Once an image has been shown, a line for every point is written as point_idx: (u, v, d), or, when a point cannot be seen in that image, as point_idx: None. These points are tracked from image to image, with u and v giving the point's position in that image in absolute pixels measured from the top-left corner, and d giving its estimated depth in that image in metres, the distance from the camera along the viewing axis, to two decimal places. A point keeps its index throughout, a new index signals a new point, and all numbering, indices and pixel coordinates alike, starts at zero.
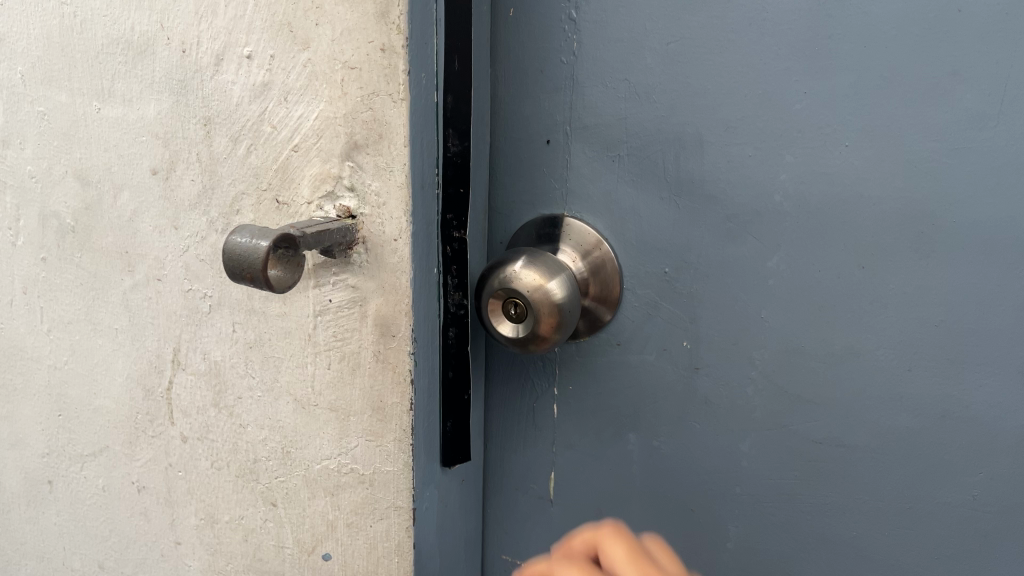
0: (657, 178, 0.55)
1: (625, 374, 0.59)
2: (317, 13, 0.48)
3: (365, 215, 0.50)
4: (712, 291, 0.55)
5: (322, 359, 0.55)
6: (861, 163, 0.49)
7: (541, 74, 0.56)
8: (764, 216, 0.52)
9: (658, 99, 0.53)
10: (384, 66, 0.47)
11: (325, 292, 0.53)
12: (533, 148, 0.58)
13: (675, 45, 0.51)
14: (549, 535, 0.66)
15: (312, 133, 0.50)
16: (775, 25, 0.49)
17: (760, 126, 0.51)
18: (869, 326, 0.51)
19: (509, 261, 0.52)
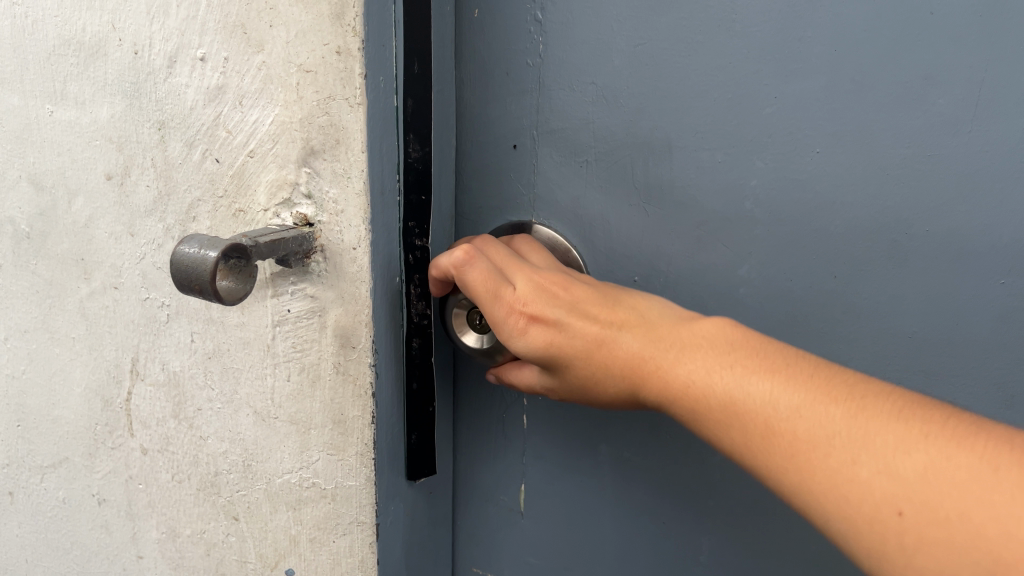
0: (625, 184, 0.53)
1: None
2: (271, 14, 0.46)
3: (323, 223, 0.49)
4: (683, 300, 0.54)
5: (282, 370, 0.53)
6: (834, 169, 0.47)
7: (508, 77, 0.55)
8: (735, 223, 0.51)
9: (625, 103, 0.52)
10: (341, 69, 0.45)
11: (284, 302, 0.51)
12: (499, 153, 0.57)
13: (643, 48, 0.50)
14: (520, 546, 0.65)
15: (267, 138, 0.48)
16: (745, 27, 0.47)
17: (730, 131, 0.49)
18: (844, 337, 0.50)
19: None
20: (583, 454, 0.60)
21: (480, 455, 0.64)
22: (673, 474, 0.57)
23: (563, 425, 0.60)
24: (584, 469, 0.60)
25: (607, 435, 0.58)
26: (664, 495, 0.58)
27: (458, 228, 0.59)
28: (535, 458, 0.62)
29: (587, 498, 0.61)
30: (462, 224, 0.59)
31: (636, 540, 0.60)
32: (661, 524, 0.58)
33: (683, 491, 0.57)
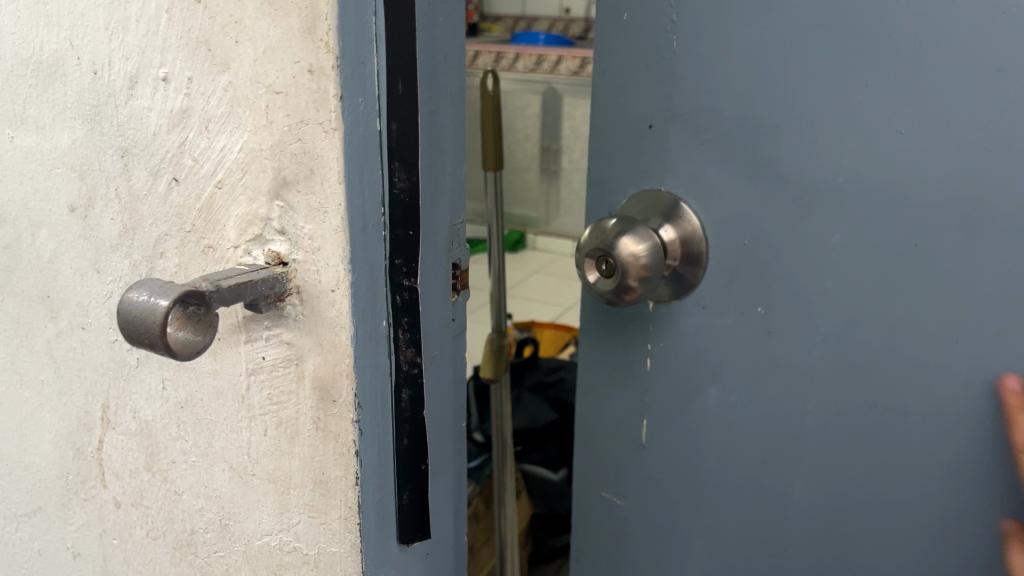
0: (737, 158, 0.57)
1: (699, 337, 0.63)
2: (236, 29, 0.41)
3: (298, 262, 0.43)
4: (783, 264, 0.57)
5: (258, 425, 0.48)
6: (913, 148, 0.50)
7: (648, 68, 0.60)
8: (826, 195, 0.54)
9: (738, 88, 0.56)
10: (313, 90, 0.40)
11: (258, 349, 0.46)
12: (637, 133, 0.62)
13: (755, 41, 0.54)
14: (627, 484, 0.73)
15: (235, 167, 0.43)
16: (841, 19, 0.51)
17: (825, 112, 0.53)
18: (927, 304, 0.53)
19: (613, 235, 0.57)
20: (694, 397, 0.65)
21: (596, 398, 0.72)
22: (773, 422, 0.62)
23: (676, 370, 0.66)
24: (693, 411, 0.66)
25: (715, 380, 0.64)
26: (764, 437, 0.63)
27: (463, 255, 0.54)
28: (656, 402, 0.68)
29: (701, 448, 0.67)
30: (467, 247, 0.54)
31: (737, 477, 0.65)
32: (765, 460, 0.64)
33: (781, 435, 0.62)
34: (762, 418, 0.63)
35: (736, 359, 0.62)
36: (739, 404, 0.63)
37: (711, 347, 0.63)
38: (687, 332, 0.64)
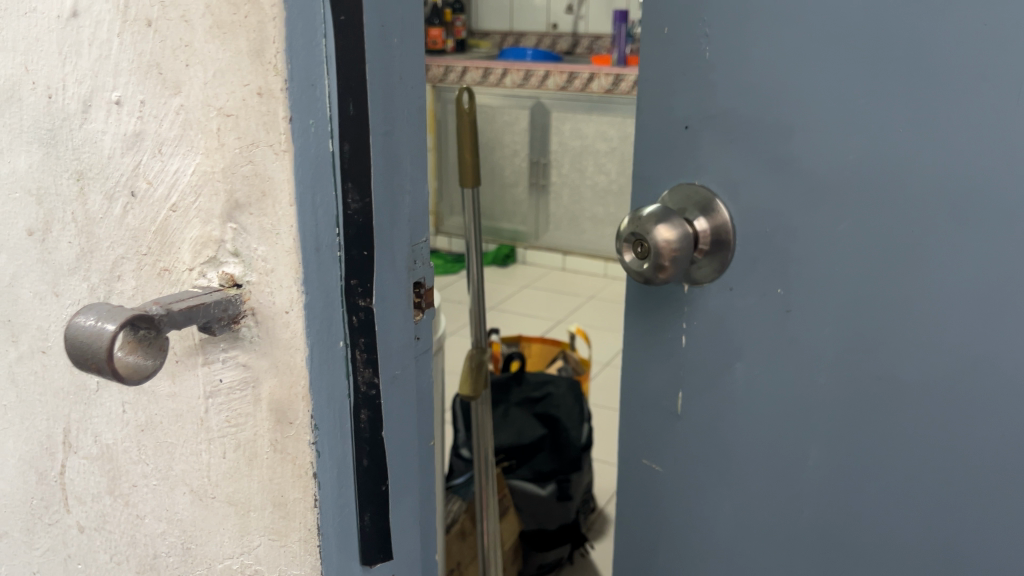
0: (759, 156, 0.68)
1: (727, 316, 0.74)
2: (186, 52, 0.41)
3: (251, 283, 0.43)
4: (798, 248, 0.68)
5: (217, 447, 0.48)
6: (901, 147, 0.62)
7: (686, 77, 0.70)
8: (832, 186, 0.65)
9: (759, 95, 0.67)
10: (263, 113, 0.40)
11: (215, 371, 0.46)
12: (675, 133, 0.72)
13: (775, 55, 0.65)
14: (666, 453, 0.83)
15: (189, 190, 0.43)
16: (840, 37, 0.62)
17: (829, 117, 0.64)
18: (917, 281, 0.64)
19: (650, 226, 0.68)
20: (724, 370, 0.76)
21: (641, 373, 0.82)
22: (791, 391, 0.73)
23: (707, 347, 0.77)
24: (723, 382, 0.77)
25: (742, 356, 0.75)
26: (783, 406, 0.74)
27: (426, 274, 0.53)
28: (692, 374, 0.78)
29: (730, 416, 0.77)
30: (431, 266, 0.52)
31: (760, 443, 0.76)
32: (784, 425, 0.74)
33: (798, 403, 0.73)
34: (780, 389, 0.73)
35: (758, 336, 0.73)
36: (764, 380, 0.74)
37: (737, 326, 0.74)
38: (718, 311, 0.75)
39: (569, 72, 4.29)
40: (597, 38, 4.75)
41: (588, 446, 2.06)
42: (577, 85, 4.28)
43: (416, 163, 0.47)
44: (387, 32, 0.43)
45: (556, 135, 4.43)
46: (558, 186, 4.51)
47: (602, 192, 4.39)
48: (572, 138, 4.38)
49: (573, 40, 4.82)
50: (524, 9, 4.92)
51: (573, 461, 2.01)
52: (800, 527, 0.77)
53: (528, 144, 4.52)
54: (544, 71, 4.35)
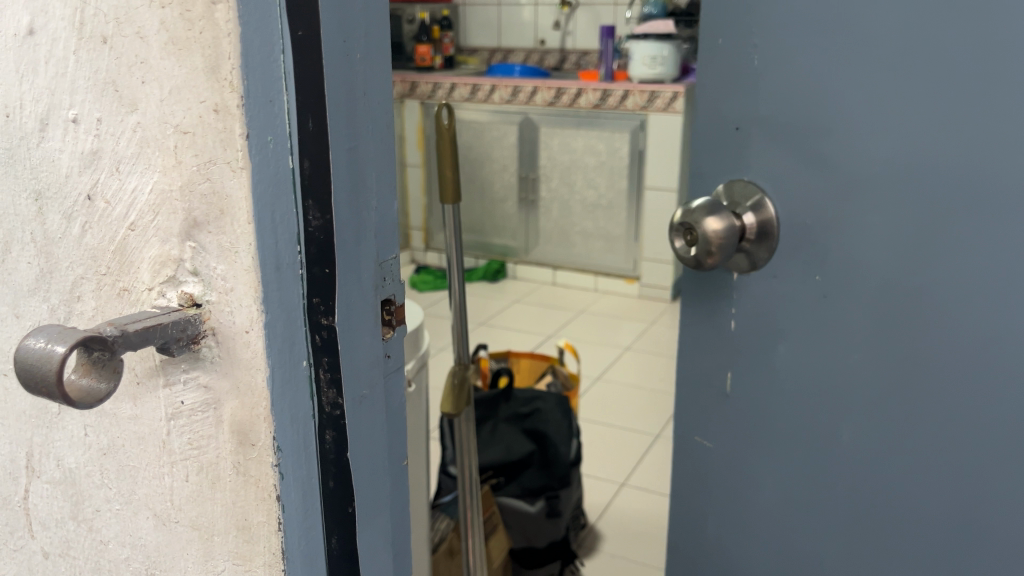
0: (800, 152, 0.75)
1: (771, 300, 0.81)
2: (142, 69, 0.40)
3: (211, 303, 0.42)
4: (833, 237, 0.75)
5: (179, 470, 0.47)
6: (924, 144, 0.69)
7: (736, 81, 0.77)
8: (862, 180, 0.73)
9: (800, 97, 0.74)
10: (219, 130, 0.39)
11: (176, 393, 0.45)
12: (726, 133, 0.79)
13: (814, 62, 0.72)
14: (714, 429, 0.89)
15: (147, 209, 0.42)
16: (873, 44, 0.69)
17: (863, 115, 0.71)
18: (937, 265, 0.71)
19: (701, 217, 0.76)
20: (765, 351, 0.83)
21: (691, 355, 0.89)
22: (826, 369, 0.79)
23: (750, 331, 0.83)
24: (764, 363, 0.83)
25: (783, 338, 0.81)
26: (818, 384, 0.80)
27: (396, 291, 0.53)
28: (737, 356, 0.85)
29: (771, 395, 0.84)
30: (403, 282, 0.50)
31: (797, 420, 0.82)
32: (819, 402, 0.80)
33: (831, 381, 0.79)
34: (817, 367, 0.80)
35: (797, 317, 0.80)
36: (803, 359, 0.80)
37: (778, 309, 0.81)
38: (762, 296, 0.81)
39: (556, 88, 4.31)
40: (584, 54, 4.78)
41: (576, 461, 2.06)
42: (565, 100, 4.31)
43: (384, 178, 0.47)
44: (349, 46, 0.42)
45: (545, 150, 4.44)
46: (547, 201, 4.52)
47: (591, 206, 4.40)
48: (561, 153, 4.39)
49: (561, 56, 4.86)
50: (512, 26, 4.96)
51: (562, 477, 2.00)
52: (836, 503, 0.82)
53: (517, 160, 4.53)
54: (531, 87, 4.38)
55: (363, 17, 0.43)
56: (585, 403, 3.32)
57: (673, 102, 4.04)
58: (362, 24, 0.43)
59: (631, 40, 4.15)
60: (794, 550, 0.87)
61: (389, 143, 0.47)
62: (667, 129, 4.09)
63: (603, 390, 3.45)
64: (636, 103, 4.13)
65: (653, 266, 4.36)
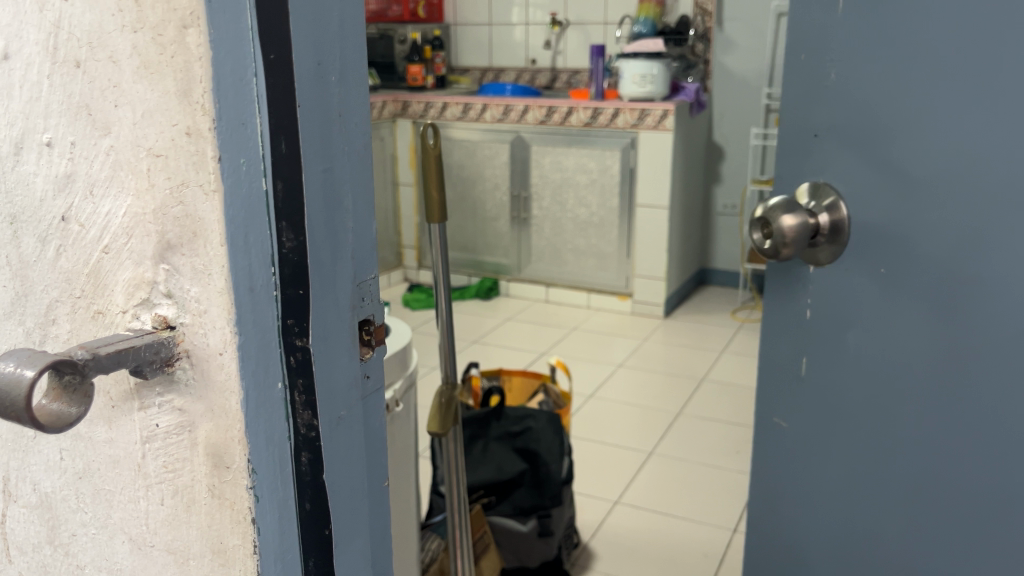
0: (870, 155, 0.77)
1: (838, 295, 0.82)
2: (115, 92, 0.40)
3: (185, 325, 0.42)
4: (900, 234, 0.77)
5: (154, 493, 0.47)
6: (991, 144, 0.71)
7: (810, 90, 0.79)
8: (929, 180, 0.74)
9: (869, 104, 0.76)
10: (191, 153, 0.40)
11: (151, 416, 0.45)
12: (800, 139, 0.81)
13: (884, 69, 0.75)
14: (782, 420, 0.89)
15: (121, 232, 0.42)
16: (942, 51, 0.72)
17: (933, 118, 0.73)
18: (1007, 258, 0.72)
19: (775, 213, 0.78)
20: (835, 342, 0.84)
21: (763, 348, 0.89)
22: (897, 358, 0.80)
23: (819, 323, 0.84)
24: (834, 353, 0.84)
25: (853, 329, 0.82)
26: (887, 373, 0.81)
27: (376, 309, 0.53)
28: (808, 348, 0.85)
29: (840, 385, 0.84)
30: (382, 302, 0.50)
31: (866, 409, 0.83)
32: (888, 391, 0.81)
33: (902, 370, 0.80)
34: (887, 356, 0.81)
35: (867, 309, 0.81)
36: (874, 347, 0.81)
37: (849, 302, 0.82)
38: (829, 291, 0.82)
39: (548, 107, 4.34)
40: (576, 73, 4.82)
41: (568, 480, 2.05)
42: (556, 119, 4.34)
43: (361, 199, 0.47)
44: (323, 69, 0.43)
45: (536, 169, 4.46)
46: (539, 219, 4.54)
47: (583, 224, 4.42)
48: (552, 171, 4.41)
49: (552, 75, 4.89)
50: (503, 46, 4.99)
51: (553, 496, 2.01)
52: (907, 492, 0.83)
53: (509, 179, 4.55)
54: (523, 106, 4.41)
55: (338, 40, 0.43)
56: (579, 420, 3.32)
57: (663, 120, 4.07)
58: (337, 46, 0.44)
59: (620, 59, 4.18)
60: (862, 540, 0.87)
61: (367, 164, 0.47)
62: (658, 146, 4.12)
63: (597, 407, 3.45)
64: (627, 121, 4.16)
65: (646, 283, 4.37)
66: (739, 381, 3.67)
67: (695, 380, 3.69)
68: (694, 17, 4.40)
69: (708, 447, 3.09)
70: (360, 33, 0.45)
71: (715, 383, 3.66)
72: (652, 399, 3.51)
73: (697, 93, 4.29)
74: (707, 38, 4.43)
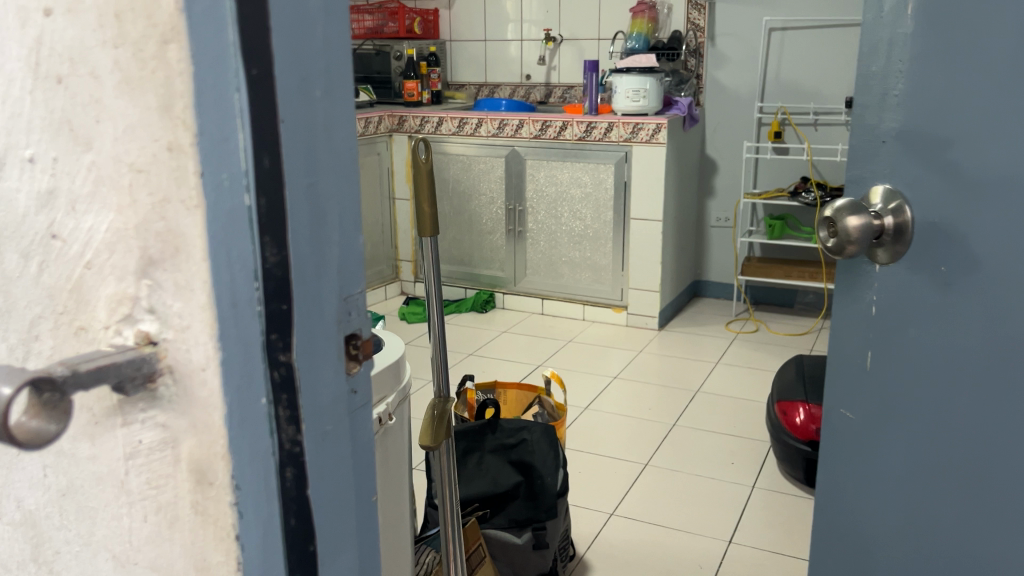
0: (933, 159, 0.78)
1: (903, 293, 0.82)
2: (96, 108, 0.40)
3: (167, 340, 0.42)
4: (964, 235, 0.77)
5: (138, 510, 0.46)
6: None
7: (877, 96, 0.80)
8: (993, 182, 0.74)
9: (933, 110, 0.77)
10: (173, 167, 0.40)
11: (134, 432, 0.44)
12: (868, 144, 0.82)
13: (947, 74, 0.76)
14: (846, 413, 0.90)
15: (103, 247, 0.42)
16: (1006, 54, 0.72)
17: (996, 121, 0.74)
18: None
19: (840, 212, 0.80)
20: (899, 334, 0.84)
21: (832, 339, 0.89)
22: (960, 349, 0.80)
23: (884, 315, 0.84)
24: (900, 345, 0.84)
25: (916, 322, 0.82)
26: (951, 364, 0.81)
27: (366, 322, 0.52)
28: (874, 342, 0.86)
29: (905, 377, 0.84)
30: (369, 315, 0.50)
31: (930, 402, 0.83)
32: (951, 383, 0.81)
33: (965, 361, 0.80)
34: (951, 346, 0.80)
35: (931, 303, 0.81)
36: (936, 339, 0.81)
37: (913, 298, 0.82)
38: (895, 291, 0.83)
39: (542, 121, 4.35)
40: (570, 88, 4.84)
41: (564, 492, 2.03)
42: (550, 133, 4.35)
43: (347, 213, 0.47)
44: (307, 83, 0.43)
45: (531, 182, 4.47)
46: (534, 232, 4.54)
47: (577, 237, 4.42)
48: (547, 185, 4.42)
49: (547, 90, 4.91)
50: (498, 61, 5.01)
51: (548, 508, 1.99)
52: (969, 487, 0.82)
53: (504, 194, 4.57)
54: (517, 121, 4.42)
55: (323, 54, 0.43)
56: (574, 433, 3.31)
57: (657, 134, 4.08)
58: (322, 60, 0.44)
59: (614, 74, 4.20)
60: (927, 537, 0.86)
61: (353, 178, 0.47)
62: (652, 160, 4.13)
63: (592, 419, 3.44)
64: (621, 135, 4.17)
65: (641, 295, 4.37)
66: (734, 393, 3.66)
67: (690, 392, 3.69)
68: (686, 32, 4.43)
69: (704, 459, 3.08)
70: (345, 48, 0.45)
71: (711, 395, 3.66)
72: (648, 411, 3.51)
73: (690, 107, 4.32)
74: (700, 53, 4.45)
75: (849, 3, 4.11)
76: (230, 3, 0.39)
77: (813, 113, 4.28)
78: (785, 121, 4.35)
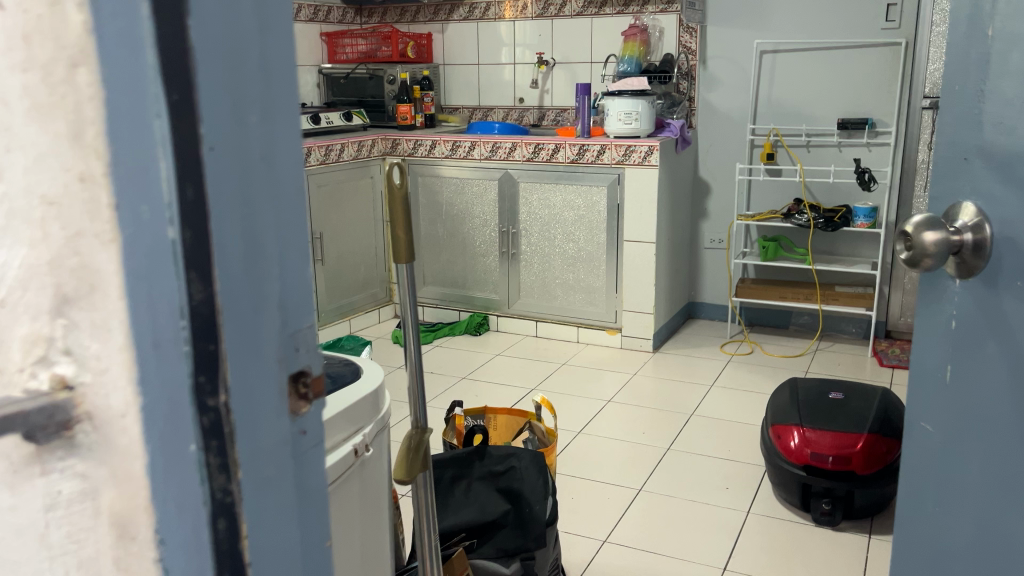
0: (1015, 176, 0.80)
1: (992, 304, 0.83)
2: (4, 135, 0.38)
3: (85, 383, 0.40)
4: None
5: (58, 566, 0.43)
6: None
7: (964, 115, 0.84)
8: None
9: (1014, 128, 0.80)
10: (85, 200, 0.38)
11: (54, 482, 0.41)
12: (956, 160, 0.85)
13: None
14: (927, 423, 0.92)
15: (13, 284, 0.39)
16: None
17: None
18: None
19: (913, 226, 0.84)
20: (978, 346, 0.85)
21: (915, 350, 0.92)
22: None
23: (962, 327, 0.87)
24: (976, 356, 0.86)
25: (995, 334, 0.84)
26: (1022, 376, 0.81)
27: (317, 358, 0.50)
28: (955, 354, 0.88)
29: (981, 389, 0.86)
30: (318, 352, 0.48)
31: (1006, 414, 0.84)
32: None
33: None
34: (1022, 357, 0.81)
35: (1007, 315, 0.82)
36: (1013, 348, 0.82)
37: (992, 311, 0.83)
38: (983, 302, 0.84)
39: (535, 144, 4.34)
40: (563, 110, 4.84)
41: (551, 521, 2.00)
42: (543, 156, 4.34)
43: (289, 244, 0.45)
44: (240, 109, 0.41)
45: (524, 205, 4.46)
46: (528, 254, 4.52)
47: (571, 259, 4.40)
48: (540, 208, 4.41)
49: (540, 113, 4.92)
50: (492, 84, 5.01)
51: (537, 537, 1.94)
52: None
53: (497, 216, 4.55)
54: (510, 143, 4.41)
55: (258, 78, 0.41)
56: (567, 457, 3.27)
57: (649, 156, 4.07)
58: (259, 85, 0.42)
59: (606, 96, 4.20)
60: (1009, 554, 0.85)
61: (296, 207, 0.45)
62: (644, 182, 4.11)
63: (586, 443, 3.40)
64: (613, 157, 4.16)
65: (634, 317, 4.34)
66: (729, 416, 3.62)
67: (685, 415, 3.65)
68: (678, 55, 4.44)
69: (699, 483, 3.04)
70: (286, 70, 0.43)
71: (705, 418, 3.62)
72: (642, 435, 3.47)
73: (683, 129, 4.32)
74: (692, 76, 4.46)
75: (843, 26, 4.09)
76: (148, 24, 0.37)
77: (806, 135, 4.27)
78: (778, 143, 4.35)
